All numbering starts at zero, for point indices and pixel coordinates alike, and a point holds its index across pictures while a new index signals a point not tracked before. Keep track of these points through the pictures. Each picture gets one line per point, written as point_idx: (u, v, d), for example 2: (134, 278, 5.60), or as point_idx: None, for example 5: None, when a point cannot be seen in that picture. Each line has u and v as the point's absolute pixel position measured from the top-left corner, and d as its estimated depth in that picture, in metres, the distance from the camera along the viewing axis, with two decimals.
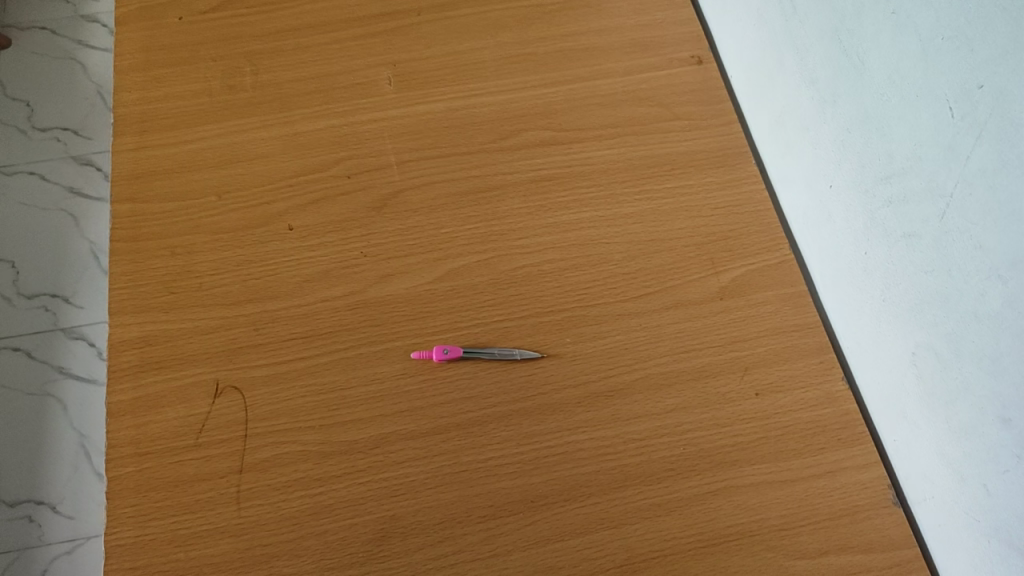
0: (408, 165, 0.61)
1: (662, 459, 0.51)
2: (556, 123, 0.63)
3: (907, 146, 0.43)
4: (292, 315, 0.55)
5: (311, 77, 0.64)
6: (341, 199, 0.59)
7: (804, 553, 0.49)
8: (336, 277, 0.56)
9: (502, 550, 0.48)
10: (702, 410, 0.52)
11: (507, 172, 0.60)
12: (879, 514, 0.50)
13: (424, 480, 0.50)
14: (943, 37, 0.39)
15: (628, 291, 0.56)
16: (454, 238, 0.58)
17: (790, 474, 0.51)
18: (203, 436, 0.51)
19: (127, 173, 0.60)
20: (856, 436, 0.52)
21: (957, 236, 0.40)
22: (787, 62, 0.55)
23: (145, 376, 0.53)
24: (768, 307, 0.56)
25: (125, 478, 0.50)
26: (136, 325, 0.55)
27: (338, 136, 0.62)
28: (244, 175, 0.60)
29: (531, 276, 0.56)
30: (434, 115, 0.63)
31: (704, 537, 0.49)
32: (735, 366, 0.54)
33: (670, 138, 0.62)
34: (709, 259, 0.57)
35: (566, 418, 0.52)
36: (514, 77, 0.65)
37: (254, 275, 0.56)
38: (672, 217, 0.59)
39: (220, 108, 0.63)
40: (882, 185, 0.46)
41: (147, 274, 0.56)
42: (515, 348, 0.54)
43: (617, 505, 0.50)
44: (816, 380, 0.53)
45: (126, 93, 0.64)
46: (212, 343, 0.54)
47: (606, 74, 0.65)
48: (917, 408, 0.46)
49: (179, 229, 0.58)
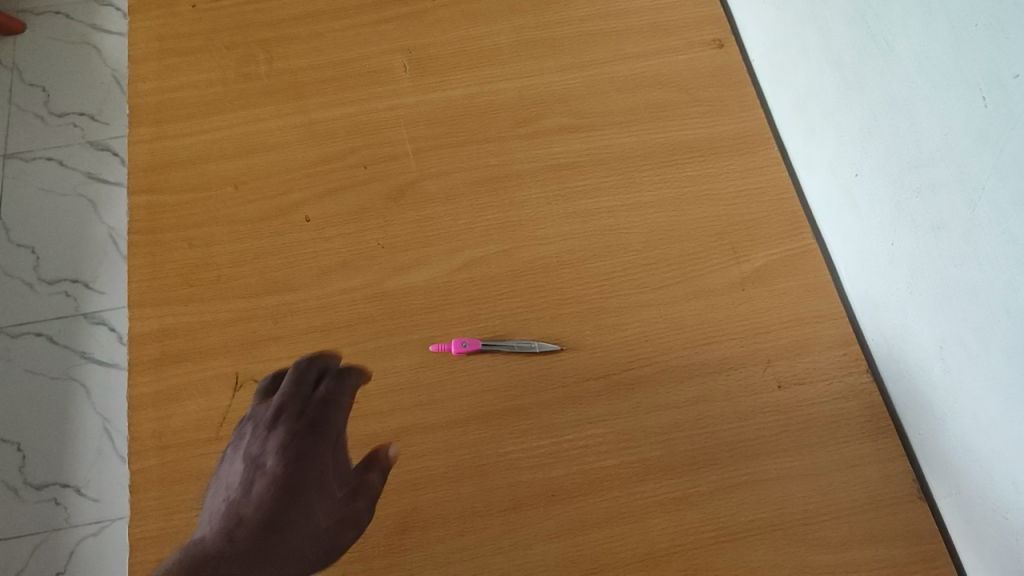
0: (424, 154, 0.60)
1: (683, 451, 0.51)
2: (574, 109, 0.62)
3: (938, 135, 0.42)
4: (311, 307, 0.55)
5: (326, 65, 0.64)
6: (358, 189, 0.59)
7: (827, 546, 0.48)
8: (354, 268, 0.56)
9: (523, 543, 0.49)
10: (724, 401, 0.52)
11: (525, 160, 0.60)
12: (904, 507, 0.49)
13: (445, 473, 0.50)
14: (976, 23, 0.37)
15: (648, 281, 0.55)
16: (472, 228, 0.57)
17: (813, 466, 0.50)
18: (224, 429, 0.51)
19: (144, 165, 0.60)
20: (880, 428, 0.51)
21: (988, 229, 0.39)
22: (812, 46, 0.53)
23: (166, 369, 0.53)
24: (791, 296, 0.55)
25: (148, 471, 0.50)
26: (157, 318, 0.55)
27: (355, 125, 0.61)
28: (261, 165, 0.60)
29: (550, 266, 0.56)
30: (451, 102, 0.62)
31: (725, 531, 0.49)
32: (756, 358, 0.53)
33: (690, 123, 0.61)
34: (731, 248, 0.56)
35: (586, 411, 0.52)
36: (531, 62, 0.64)
37: (272, 267, 0.56)
38: (693, 204, 0.58)
39: (235, 97, 0.63)
40: (910, 174, 0.45)
41: (167, 267, 0.56)
42: (545, 343, 0.53)
43: (638, 498, 0.50)
44: (840, 371, 0.53)
45: (142, 83, 0.64)
46: (232, 336, 0.54)
47: (623, 58, 0.64)
48: (945, 402, 0.45)
49: (197, 221, 0.58)
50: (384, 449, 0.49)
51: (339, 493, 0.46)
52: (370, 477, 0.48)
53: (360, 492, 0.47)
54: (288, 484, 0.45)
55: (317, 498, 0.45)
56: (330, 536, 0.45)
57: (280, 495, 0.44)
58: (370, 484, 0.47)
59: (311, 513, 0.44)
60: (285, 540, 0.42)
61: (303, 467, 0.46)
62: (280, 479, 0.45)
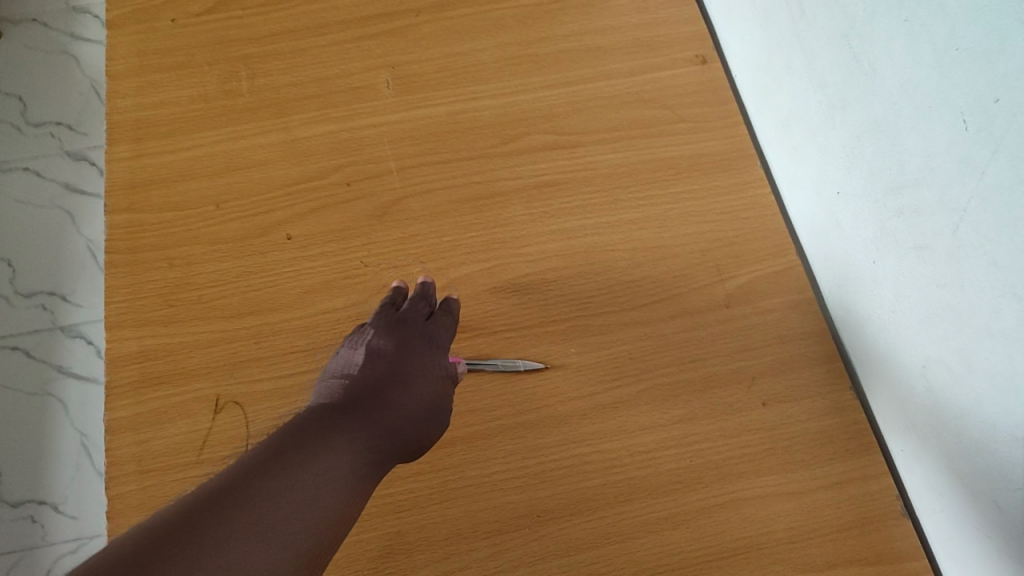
0: (408, 172, 0.60)
1: (669, 471, 0.51)
2: (559, 126, 0.62)
3: (921, 157, 0.42)
4: (294, 327, 0.54)
5: (309, 81, 0.63)
6: (340, 207, 0.58)
7: (812, 565, 0.48)
8: (337, 288, 0.56)
9: (508, 566, 0.48)
10: (710, 421, 0.52)
11: (509, 178, 0.59)
12: (888, 526, 0.49)
13: (429, 496, 0.50)
14: (958, 48, 0.38)
15: (633, 300, 0.55)
16: (457, 247, 0.57)
17: (798, 485, 0.50)
18: (205, 453, 0.51)
19: (123, 183, 0.59)
20: (864, 446, 0.51)
21: (971, 251, 0.39)
22: (795, 65, 0.54)
23: (146, 392, 0.52)
24: (775, 314, 0.55)
25: (127, 496, 0.50)
26: (136, 340, 0.54)
27: (337, 142, 0.61)
28: (242, 183, 0.59)
29: (535, 285, 0.56)
30: (435, 119, 0.61)
31: (711, 551, 0.49)
32: (741, 377, 0.53)
33: (675, 141, 0.61)
34: (715, 266, 0.57)
35: (571, 431, 0.52)
36: (515, 79, 0.63)
37: (254, 287, 0.55)
38: (677, 223, 0.58)
39: (217, 114, 0.62)
40: (893, 195, 0.45)
41: (146, 287, 0.56)
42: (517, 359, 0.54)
43: (624, 519, 0.49)
44: (825, 390, 0.53)
45: (122, 100, 0.63)
46: (214, 357, 0.53)
47: (607, 75, 0.64)
48: (928, 421, 0.45)
49: (178, 241, 0.57)
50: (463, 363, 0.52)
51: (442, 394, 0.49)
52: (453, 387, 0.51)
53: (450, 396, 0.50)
54: (396, 374, 0.48)
55: (417, 388, 0.48)
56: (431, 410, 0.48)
57: (389, 381, 0.48)
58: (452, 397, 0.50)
59: (416, 392, 0.48)
60: (391, 414, 0.46)
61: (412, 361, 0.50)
62: (391, 372, 0.49)
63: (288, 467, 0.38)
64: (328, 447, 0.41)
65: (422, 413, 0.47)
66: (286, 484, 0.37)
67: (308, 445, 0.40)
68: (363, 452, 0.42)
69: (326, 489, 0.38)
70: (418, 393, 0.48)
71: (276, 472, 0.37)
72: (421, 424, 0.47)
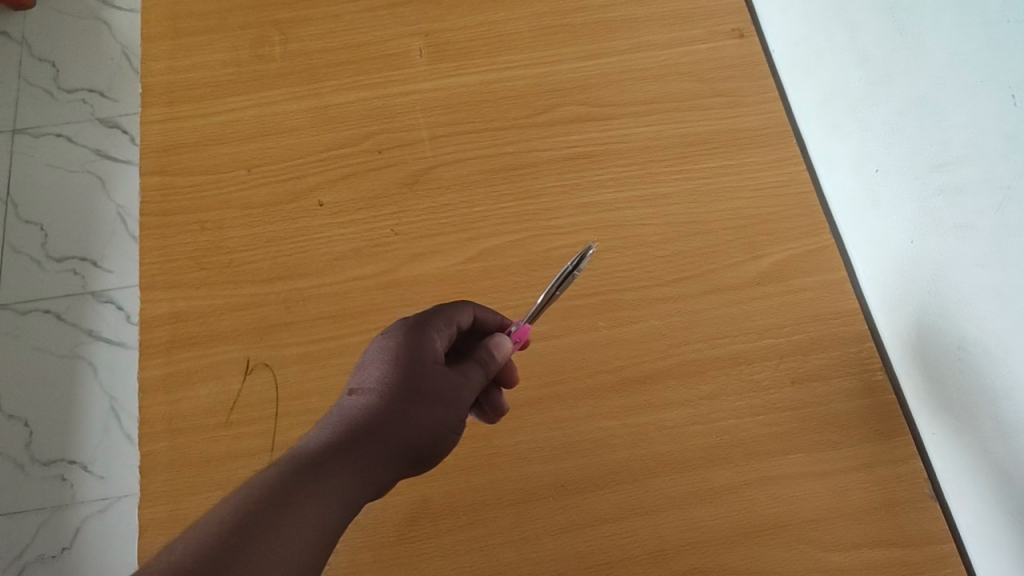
0: (440, 141, 0.59)
1: (696, 447, 0.50)
2: (593, 98, 0.61)
3: (966, 134, 0.41)
4: (324, 293, 0.54)
5: (342, 48, 0.63)
6: (372, 174, 0.58)
7: (839, 545, 0.48)
8: (368, 255, 0.56)
9: (533, 535, 0.49)
10: (738, 398, 0.51)
11: (542, 149, 0.59)
12: (917, 508, 0.49)
13: (455, 463, 0.50)
14: (1013, 20, 0.37)
15: (663, 275, 0.55)
16: (487, 217, 0.57)
17: (827, 465, 0.50)
18: (234, 414, 0.51)
19: (156, 145, 0.60)
20: (895, 428, 0.50)
21: (1015, 230, 0.38)
22: (836, 39, 0.53)
23: (177, 352, 0.53)
24: (808, 293, 0.54)
25: (159, 454, 0.50)
26: (168, 301, 0.54)
27: (369, 110, 0.60)
28: (274, 148, 0.59)
29: (565, 258, 0.55)
30: (467, 88, 0.61)
31: (737, 527, 0.48)
32: (772, 354, 0.52)
33: (710, 115, 0.60)
34: (748, 243, 0.56)
35: (598, 404, 0.51)
36: (549, 49, 0.62)
37: (285, 252, 0.56)
38: (710, 197, 0.57)
39: (249, 79, 0.62)
40: (934, 173, 0.44)
41: (178, 249, 0.56)
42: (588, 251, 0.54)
43: (649, 492, 0.49)
44: (856, 370, 0.52)
45: (155, 63, 0.63)
46: (244, 321, 0.54)
47: (643, 47, 0.62)
48: (961, 403, 0.45)
49: (210, 204, 0.57)
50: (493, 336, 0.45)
51: (449, 384, 0.43)
52: (467, 379, 0.44)
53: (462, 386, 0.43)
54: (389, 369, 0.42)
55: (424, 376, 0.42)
56: (434, 405, 0.41)
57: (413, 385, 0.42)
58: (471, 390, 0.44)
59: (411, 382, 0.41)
60: (389, 413, 0.40)
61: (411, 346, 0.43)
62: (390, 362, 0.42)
63: (295, 489, 0.34)
64: (333, 460, 0.36)
65: (422, 410, 0.41)
66: (293, 511, 0.33)
67: (303, 458, 0.36)
68: (363, 462, 0.37)
69: (329, 510, 0.34)
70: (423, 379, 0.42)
71: (291, 501, 0.33)
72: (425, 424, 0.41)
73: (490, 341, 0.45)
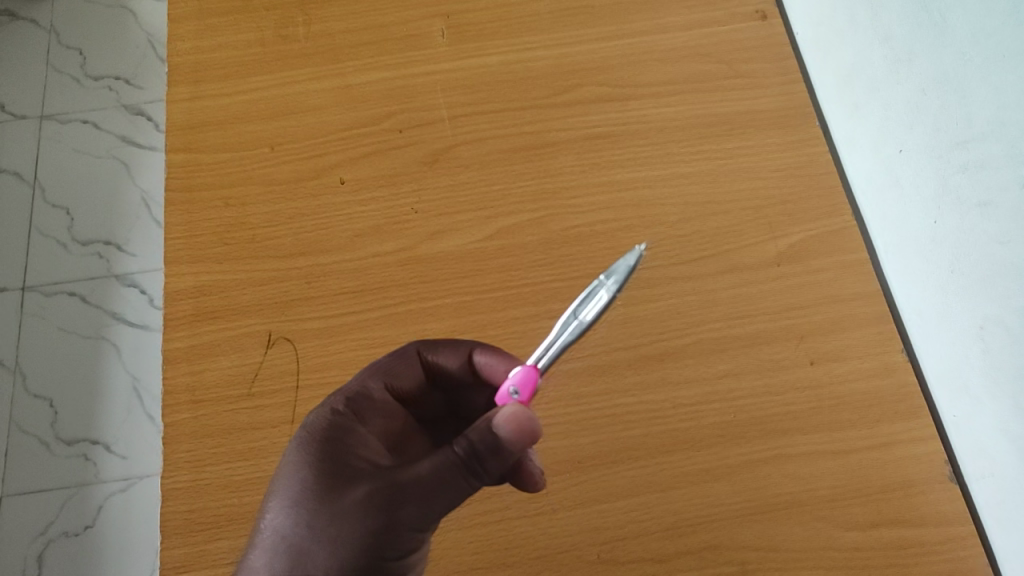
0: (460, 121, 0.60)
1: (712, 424, 0.50)
2: (613, 79, 0.61)
3: (966, 111, 0.44)
4: (344, 269, 0.55)
5: (364, 28, 0.63)
6: (392, 153, 0.59)
7: (853, 525, 0.48)
8: (388, 232, 0.56)
9: (549, 508, 0.49)
10: (755, 376, 0.51)
11: (561, 129, 0.59)
12: (934, 489, 0.49)
13: None
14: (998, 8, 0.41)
15: (681, 254, 0.55)
16: (506, 196, 0.57)
17: (843, 445, 0.50)
18: (256, 386, 0.52)
19: (182, 124, 0.60)
20: (913, 408, 0.50)
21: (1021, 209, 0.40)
22: (861, 17, 0.53)
23: (200, 325, 0.54)
24: (827, 274, 0.54)
25: (182, 424, 0.51)
26: (192, 276, 0.55)
27: (391, 89, 0.61)
28: (298, 127, 0.60)
29: (583, 236, 0.56)
30: (488, 69, 0.61)
31: (752, 505, 0.49)
32: (790, 334, 0.52)
33: (731, 96, 0.60)
34: (767, 223, 0.56)
35: (615, 380, 0.52)
36: (569, 30, 0.63)
37: (307, 228, 0.56)
38: (729, 178, 0.57)
39: (274, 59, 0.63)
40: (955, 151, 0.45)
41: (202, 225, 0.57)
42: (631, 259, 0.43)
43: (665, 469, 0.50)
44: (874, 351, 0.52)
45: (180, 42, 0.63)
46: (266, 295, 0.54)
47: (664, 29, 0.62)
48: (981, 384, 0.45)
49: (234, 181, 0.58)
50: (501, 415, 0.38)
51: (391, 479, 0.38)
52: (419, 463, 0.38)
53: (411, 472, 0.38)
54: (310, 489, 0.39)
55: (355, 483, 0.39)
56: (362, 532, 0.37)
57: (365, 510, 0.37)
58: (424, 478, 0.37)
59: (331, 521, 0.37)
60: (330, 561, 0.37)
61: (339, 431, 0.43)
62: (318, 465, 0.40)
63: None
64: None
65: (342, 520, 0.37)
66: None
67: None
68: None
69: None
70: (351, 494, 0.38)
71: None
72: (371, 548, 0.37)
73: (493, 425, 0.38)
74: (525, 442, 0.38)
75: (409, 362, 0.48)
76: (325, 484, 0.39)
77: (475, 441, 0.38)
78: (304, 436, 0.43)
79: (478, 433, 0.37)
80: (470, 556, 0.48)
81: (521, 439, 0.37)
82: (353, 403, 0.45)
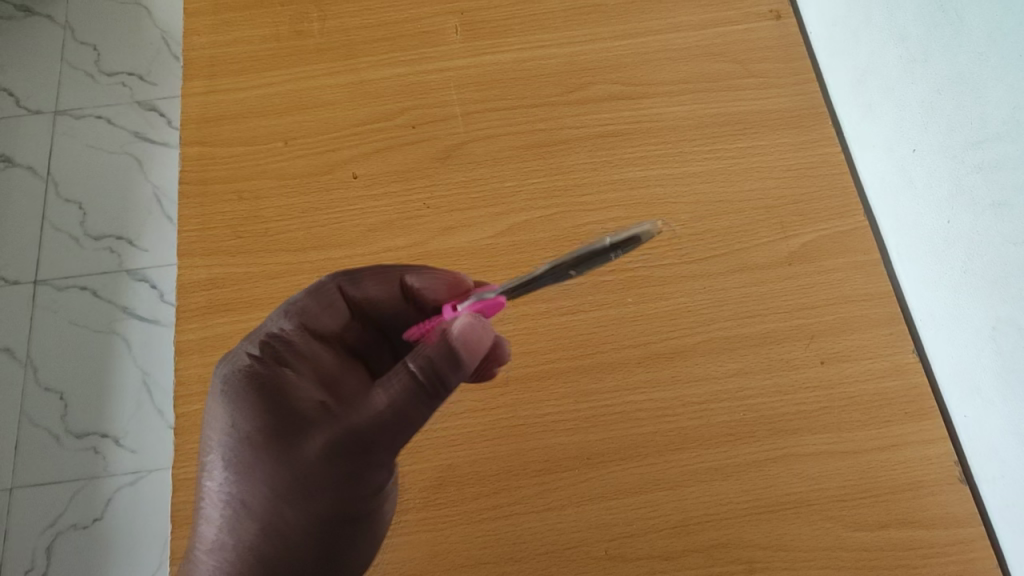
0: (473, 118, 0.60)
1: (721, 423, 0.50)
2: (626, 77, 0.61)
3: (985, 110, 0.43)
4: (356, 264, 0.55)
5: (378, 24, 0.64)
6: (405, 148, 0.59)
7: (862, 525, 0.48)
8: (400, 227, 0.56)
9: (557, 504, 0.49)
10: (765, 375, 0.51)
11: (573, 127, 0.59)
12: (945, 491, 0.48)
13: (482, 432, 0.51)
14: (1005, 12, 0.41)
15: (692, 253, 0.55)
16: (518, 192, 0.57)
17: (853, 445, 0.50)
18: None
19: (196, 117, 0.61)
20: (924, 410, 0.50)
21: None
22: (876, 18, 0.53)
23: (213, 317, 0.54)
24: (838, 274, 0.54)
25: (193, 414, 0.52)
26: (205, 268, 0.56)
27: (404, 86, 0.61)
28: (312, 122, 0.60)
29: (594, 234, 0.56)
30: (501, 66, 0.61)
31: (760, 504, 0.49)
32: (800, 334, 0.52)
33: (744, 96, 0.60)
34: (779, 222, 0.56)
35: (624, 377, 0.52)
36: (583, 28, 0.63)
37: (319, 223, 0.57)
38: (741, 178, 0.57)
39: (288, 54, 0.63)
40: (971, 151, 0.45)
41: (215, 218, 0.57)
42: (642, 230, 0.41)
43: (674, 467, 0.50)
44: (885, 352, 0.52)
45: (196, 37, 0.64)
46: (278, 288, 0.55)
47: (677, 28, 0.62)
48: (992, 384, 0.45)
49: (248, 175, 0.59)
50: (456, 322, 0.41)
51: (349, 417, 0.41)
52: (376, 395, 0.41)
53: (368, 407, 0.41)
54: (260, 442, 0.41)
55: (308, 430, 0.41)
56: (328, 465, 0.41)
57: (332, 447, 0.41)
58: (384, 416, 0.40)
59: (295, 464, 0.40)
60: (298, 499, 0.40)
61: (268, 376, 0.42)
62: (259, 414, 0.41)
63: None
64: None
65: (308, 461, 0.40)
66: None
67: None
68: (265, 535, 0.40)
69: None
70: (310, 443, 0.41)
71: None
72: (342, 480, 0.41)
73: (449, 339, 0.40)
74: (477, 353, 0.41)
75: (327, 301, 0.47)
76: (276, 434, 0.41)
77: (433, 369, 0.40)
78: (227, 392, 0.43)
79: (434, 361, 0.40)
80: (479, 550, 0.49)
81: (477, 355, 0.41)
82: (269, 344, 0.44)
